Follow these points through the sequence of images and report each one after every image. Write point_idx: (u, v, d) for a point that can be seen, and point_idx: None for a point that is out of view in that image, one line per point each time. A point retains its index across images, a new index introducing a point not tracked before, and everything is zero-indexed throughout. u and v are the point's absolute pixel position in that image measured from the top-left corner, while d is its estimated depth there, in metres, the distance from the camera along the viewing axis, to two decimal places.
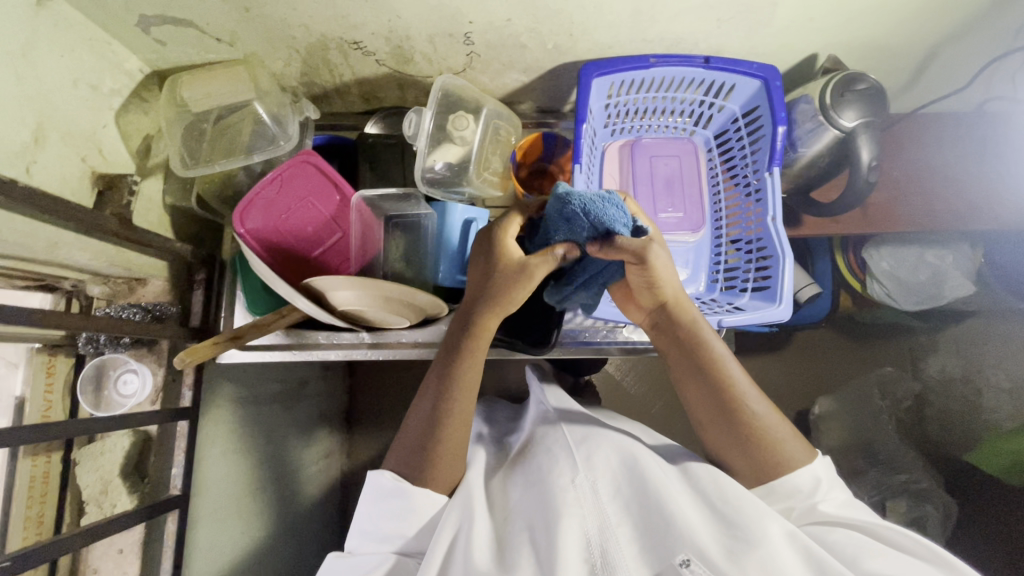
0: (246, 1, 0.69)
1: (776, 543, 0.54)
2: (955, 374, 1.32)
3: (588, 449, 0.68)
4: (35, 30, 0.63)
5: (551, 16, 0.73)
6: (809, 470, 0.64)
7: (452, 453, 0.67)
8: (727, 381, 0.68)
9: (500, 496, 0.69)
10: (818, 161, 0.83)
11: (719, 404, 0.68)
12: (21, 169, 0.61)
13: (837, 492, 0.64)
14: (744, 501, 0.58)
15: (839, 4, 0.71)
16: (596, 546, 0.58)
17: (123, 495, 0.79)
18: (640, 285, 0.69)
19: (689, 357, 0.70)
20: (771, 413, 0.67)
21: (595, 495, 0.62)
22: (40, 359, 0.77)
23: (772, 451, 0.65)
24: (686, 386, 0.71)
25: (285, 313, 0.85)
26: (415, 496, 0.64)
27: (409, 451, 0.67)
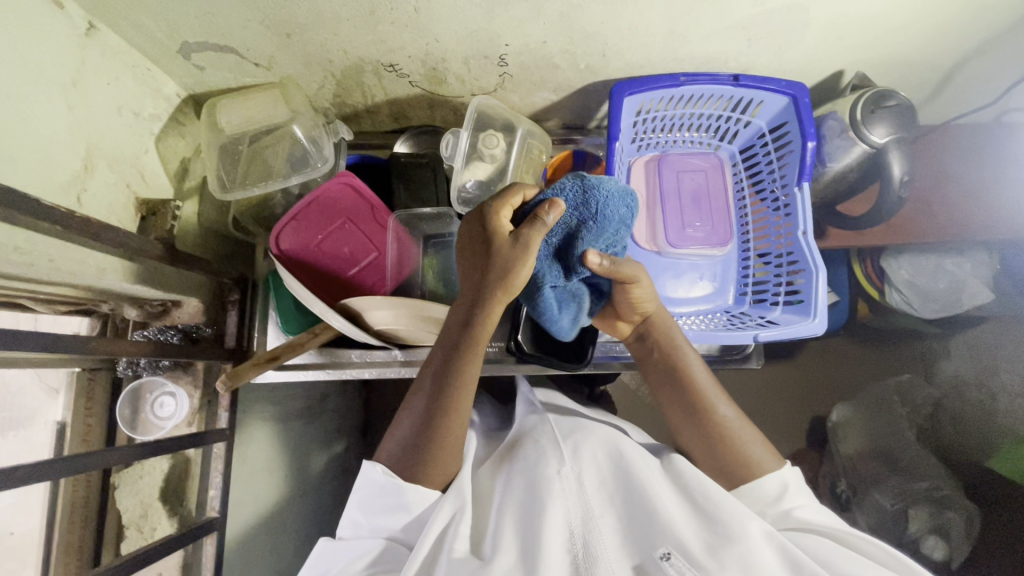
0: (288, 28, 0.70)
1: (755, 541, 0.53)
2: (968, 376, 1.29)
3: (575, 442, 0.66)
4: (84, 60, 0.64)
5: (586, 38, 0.75)
6: (777, 477, 0.62)
7: (448, 452, 0.63)
8: (692, 385, 0.68)
9: (486, 487, 0.66)
10: (847, 174, 0.85)
11: (687, 409, 0.68)
12: (73, 198, 0.62)
13: (807, 497, 0.63)
14: (726, 499, 0.57)
15: (870, 24, 0.73)
16: (580, 536, 0.55)
17: (162, 518, 0.80)
18: (623, 305, 0.69)
19: (664, 367, 0.70)
20: (742, 423, 0.67)
21: (581, 487, 0.60)
22: (81, 381, 0.79)
23: (738, 454, 0.64)
24: (660, 396, 0.71)
25: (319, 331, 0.84)
26: (409, 495, 0.60)
27: (402, 450, 0.63)
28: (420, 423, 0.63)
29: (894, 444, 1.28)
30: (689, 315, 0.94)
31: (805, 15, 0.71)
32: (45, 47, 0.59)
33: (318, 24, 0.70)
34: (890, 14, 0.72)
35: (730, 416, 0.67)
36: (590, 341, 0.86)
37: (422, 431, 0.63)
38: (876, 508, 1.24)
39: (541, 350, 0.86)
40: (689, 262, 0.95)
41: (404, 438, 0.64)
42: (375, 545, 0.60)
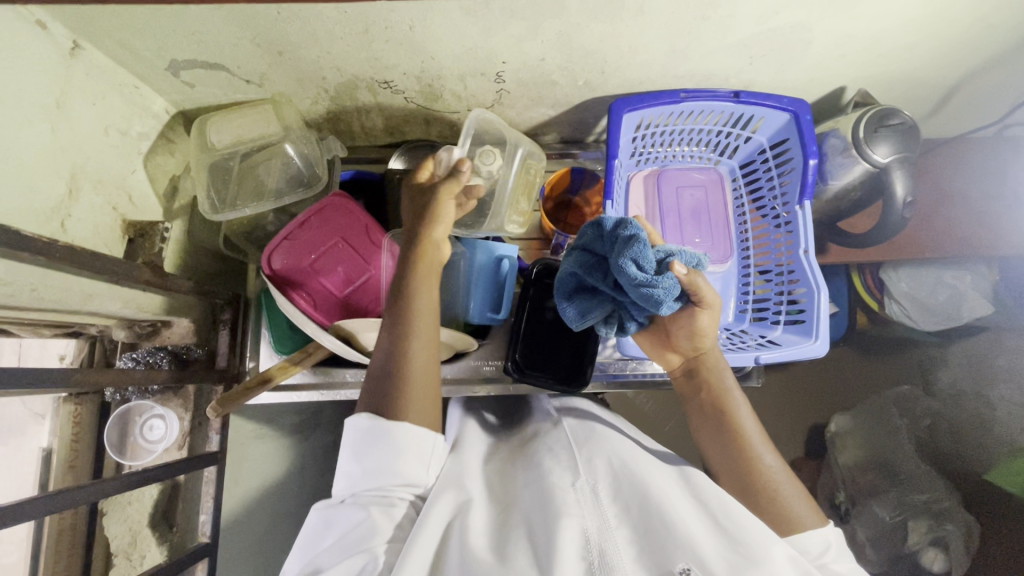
0: (280, 45, 0.68)
1: (779, 563, 0.49)
2: (965, 388, 1.27)
3: (590, 450, 0.63)
4: (67, 81, 0.63)
5: (584, 55, 0.73)
6: (820, 534, 0.59)
7: (422, 385, 0.61)
8: (738, 429, 0.66)
9: (496, 484, 0.63)
10: (849, 193, 0.84)
11: (727, 450, 0.66)
12: (56, 225, 0.61)
13: (846, 562, 0.59)
14: (747, 519, 0.54)
15: (873, 42, 0.72)
16: (595, 546, 0.51)
17: (152, 546, 0.79)
18: (681, 331, 0.70)
19: (709, 406, 0.69)
20: (787, 475, 0.64)
21: (596, 498, 0.56)
22: (67, 408, 0.77)
23: (781, 507, 0.61)
24: (702, 436, 0.69)
25: (312, 350, 0.83)
26: (396, 432, 0.57)
27: (377, 392, 0.60)
28: (385, 356, 0.62)
29: (893, 456, 1.27)
30: None
31: (807, 34, 0.70)
32: (24, 70, 0.57)
33: (310, 42, 0.68)
34: (894, 33, 0.70)
35: (775, 466, 0.64)
36: (588, 359, 0.85)
37: (393, 365, 0.61)
38: (874, 519, 1.23)
39: (536, 368, 0.85)
40: None
41: (376, 378, 0.61)
42: (359, 515, 0.54)
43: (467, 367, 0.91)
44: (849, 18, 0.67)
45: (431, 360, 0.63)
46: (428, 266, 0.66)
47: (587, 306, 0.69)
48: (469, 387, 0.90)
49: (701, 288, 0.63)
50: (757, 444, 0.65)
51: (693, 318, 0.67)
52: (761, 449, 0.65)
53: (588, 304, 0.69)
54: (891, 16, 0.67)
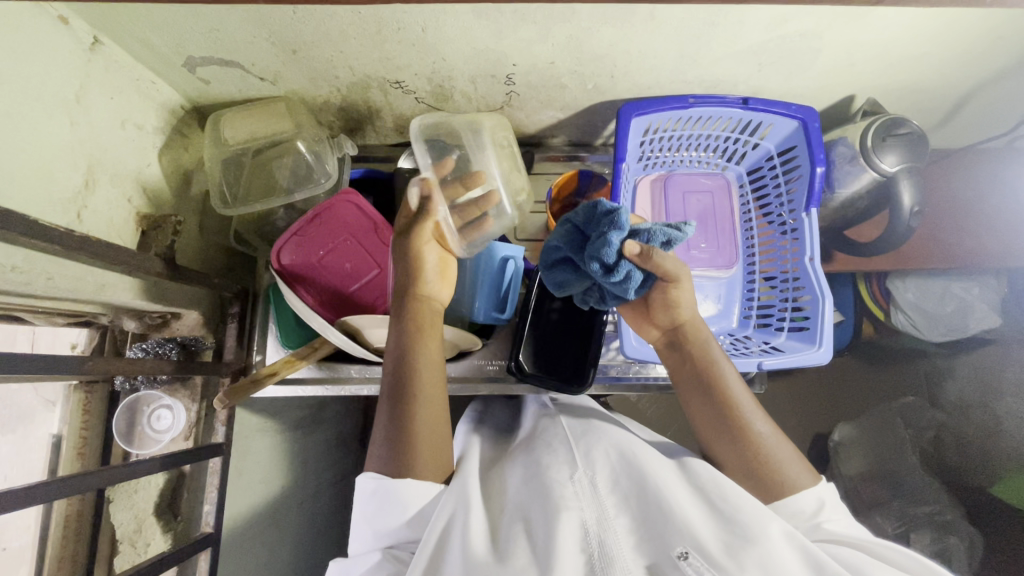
0: (294, 44, 0.70)
1: (775, 541, 0.50)
2: (972, 399, 1.28)
3: (588, 444, 0.63)
4: (87, 75, 0.64)
5: (594, 59, 0.74)
6: (813, 492, 0.61)
7: (427, 435, 0.63)
8: (727, 399, 0.66)
9: (499, 483, 0.63)
10: (856, 201, 0.84)
11: (719, 420, 0.66)
12: (73, 215, 0.62)
13: (840, 516, 0.60)
14: (744, 501, 0.54)
15: (882, 52, 0.72)
16: (595, 537, 0.52)
17: (157, 534, 0.79)
18: (658, 304, 0.69)
19: (694, 373, 0.69)
20: (776, 436, 0.65)
21: (594, 491, 0.57)
22: (78, 396, 0.78)
23: (773, 472, 0.62)
24: (690, 408, 0.69)
25: (318, 345, 0.84)
26: (400, 481, 0.58)
27: (384, 449, 0.62)
28: (388, 414, 0.64)
29: (897, 466, 1.27)
30: None
31: (817, 42, 0.70)
32: (47, 64, 0.59)
33: (324, 41, 0.69)
34: (904, 42, 0.70)
35: (763, 429, 0.65)
36: (590, 361, 0.85)
37: (397, 421, 0.63)
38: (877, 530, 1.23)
39: (540, 369, 0.86)
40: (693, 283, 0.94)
41: (381, 435, 0.63)
42: (376, 559, 0.56)
43: (472, 365, 0.91)
44: (859, 27, 0.67)
45: (436, 408, 0.65)
46: (423, 319, 0.69)
47: (564, 278, 0.71)
48: (473, 387, 0.90)
49: (661, 263, 0.64)
50: (746, 410, 0.66)
51: (669, 290, 0.67)
52: (748, 414, 0.65)
53: (566, 276, 0.71)
54: (902, 25, 0.67)
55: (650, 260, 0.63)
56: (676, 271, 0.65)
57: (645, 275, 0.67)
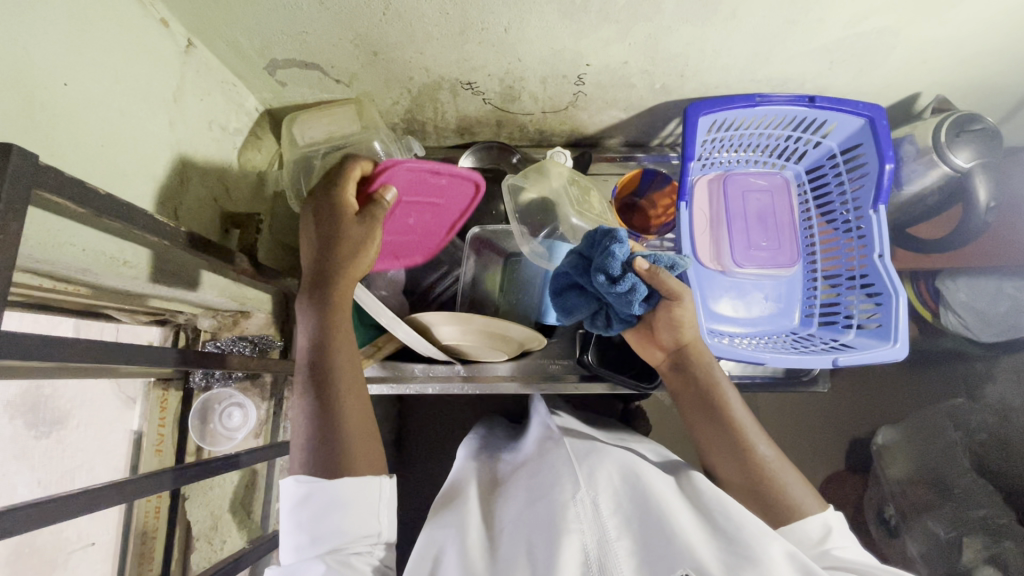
0: (376, 46, 0.71)
1: (777, 563, 0.50)
2: (1014, 403, 1.21)
3: (590, 462, 0.63)
4: (182, 76, 0.66)
5: (668, 58, 0.75)
6: (820, 519, 0.61)
7: (354, 420, 0.60)
8: (733, 422, 0.66)
9: (499, 510, 0.62)
10: (924, 199, 0.83)
11: (727, 442, 0.66)
12: (170, 212, 0.63)
13: (850, 544, 0.60)
14: (746, 521, 0.54)
15: (958, 47, 0.72)
16: (595, 560, 0.53)
17: (232, 530, 0.80)
18: (662, 325, 0.68)
19: (700, 395, 0.68)
20: (780, 458, 0.65)
21: (597, 512, 0.56)
22: (156, 392, 0.79)
23: (782, 495, 0.62)
24: (694, 428, 0.69)
25: (382, 343, 0.86)
26: (340, 484, 0.56)
27: (311, 440, 0.58)
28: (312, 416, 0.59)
29: (947, 471, 1.23)
30: (753, 335, 0.93)
31: (893, 38, 0.70)
32: (149, 66, 0.60)
33: (405, 42, 0.71)
34: (981, 38, 0.71)
35: (766, 449, 0.65)
36: None
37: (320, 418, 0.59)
38: (930, 534, 1.20)
39: (608, 368, 0.86)
40: (753, 283, 0.94)
41: (307, 427, 0.59)
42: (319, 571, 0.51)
43: (532, 364, 0.92)
44: (939, 22, 0.67)
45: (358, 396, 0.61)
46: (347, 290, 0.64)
47: (569, 302, 0.72)
48: (534, 386, 0.91)
49: (666, 281, 0.63)
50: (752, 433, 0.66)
51: (677, 312, 0.66)
52: (753, 435, 0.65)
53: (573, 302, 0.71)
54: (980, 20, 0.68)
55: (657, 278, 0.63)
56: (681, 291, 0.64)
57: (650, 292, 0.66)
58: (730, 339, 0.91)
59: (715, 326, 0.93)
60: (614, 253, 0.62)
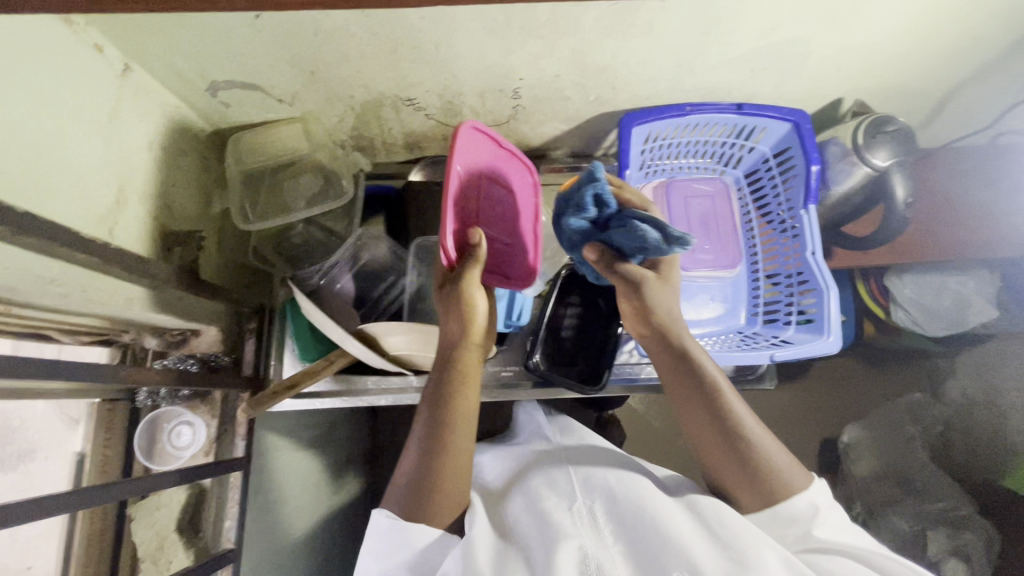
0: (313, 66, 0.73)
1: (768, 568, 0.53)
2: (976, 398, 1.27)
3: (587, 473, 0.68)
4: (119, 99, 0.67)
5: (597, 71, 0.78)
6: (807, 495, 0.59)
7: (454, 483, 0.62)
8: (724, 402, 0.62)
9: (500, 517, 0.66)
10: (852, 198, 0.87)
11: (717, 423, 0.61)
12: (105, 231, 0.64)
13: (833, 515, 0.60)
14: (741, 526, 0.57)
15: (868, 54, 0.77)
16: (593, 562, 0.56)
17: (178, 551, 0.80)
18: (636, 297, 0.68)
19: (683, 374, 0.64)
20: (767, 432, 0.62)
21: (592, 519, 0.61)
22: (100, 412, 0.78)
23: (772, 476, 0.59)
24: (680, 407, 0.64)
25: (335, 359, 0.84)
26: (415, 526, 0.60)
27: (407, 487, 0.62)
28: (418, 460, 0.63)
29: (907, 463, 1.27)
30: (703, 335, 0.94)
31: (805, 47, 0.74)
32: (84, 89, 0.62)
33: (342, 62, 0.73)
34: (887, 46, 0.75)
35: (754, 424, 0.62)
36: (607, 363, 0.87)
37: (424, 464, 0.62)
38: (895, 532, 1.19)
39: (556, 369, 0.88)
40: (700, 285, 0.96)
41: (407, 475, 0.63)
42: None
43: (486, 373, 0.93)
44: (844, 31, 0.71)
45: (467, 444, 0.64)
46: (468, 369, 0.66)
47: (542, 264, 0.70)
48: (487, 393, 0.92)
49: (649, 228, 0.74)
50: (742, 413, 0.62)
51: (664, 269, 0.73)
52: (741, 412, 0.62)
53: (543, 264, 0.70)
54: (883, 29, 0.72)
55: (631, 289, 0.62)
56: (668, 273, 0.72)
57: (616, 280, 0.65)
58: None
59: None
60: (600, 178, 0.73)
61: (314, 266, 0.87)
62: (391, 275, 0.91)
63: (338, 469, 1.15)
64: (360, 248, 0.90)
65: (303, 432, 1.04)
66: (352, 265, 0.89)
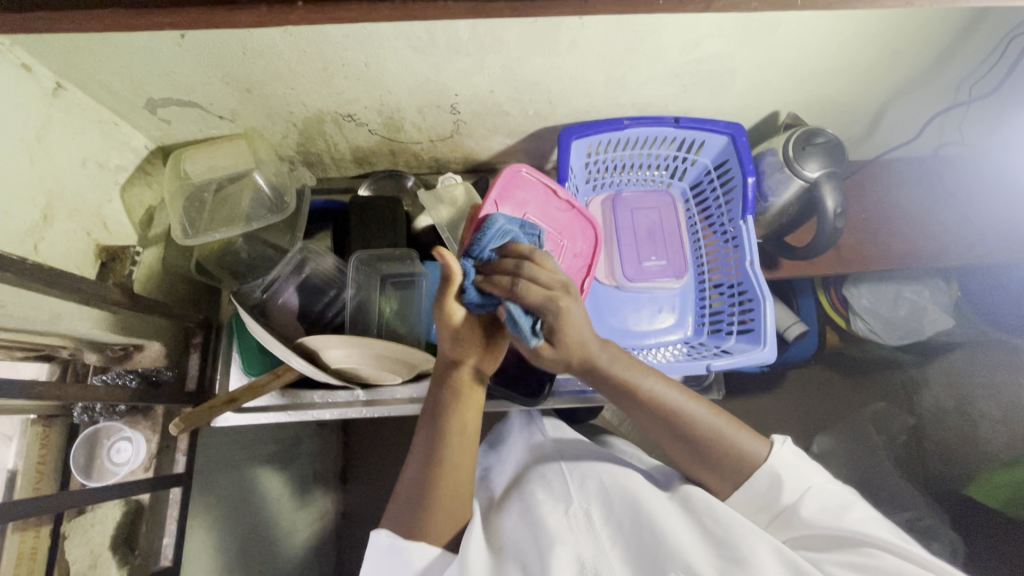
0: (247, 83, 0.75)
1: (764, 560, 0.55)
2: (947, 406, 1.26)
3: (581, 475, 0.71)
4: (49, 116, 0.68)
5: (530, 86, 0.80)
6: (768, 467, 0.63)
7: (452, 500, 0.62)
8: (673, 409, 0.64)
9: (499, 523, 0.67)
10: (788, 208, 0.89)
11: (670, 427, 0.65)
12: (30, 247, 0.65)
13: (804, 486, 0.62)
14: (734, 521, 0.59)
15: (792, 68, 0.79)
16: (591, 566, 0.58)
17: (113, 568, 0.78)
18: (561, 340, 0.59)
19: (631, 403, 0.65)
20: (722, 420, 0.65)
21: (587, 522, 0.64)
22: (34, 430, 0.75)
23: (734, 457, 0.64)
24: (635, 419, 0.67)
25: (280, 372, 0.84)
26: (414, 548, 0.58)
27: (405, 502, 0.62)
28: (417, 479, 0.62)
29: (875, 473, 1.25)
30: (653, 346, 0.94)
31: (730, 63, 0.76)
32: (13, 107, 0.63)
33: (275, 79, 0.74)
34: (810, 61, 0.77)
35: (707, 418, 0.65)
36: (550, 378, 0.87)
37: (419, 485, 0.62)
38: None
39: (500, 382, 0.87)
40: (648, 295, 0.96)
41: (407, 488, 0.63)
42: None
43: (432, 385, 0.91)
44: (765, 47, 0.73)
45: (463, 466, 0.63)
46: (465, 392, 0.64)
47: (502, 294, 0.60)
48: None
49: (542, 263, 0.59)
50: (694, 410, 0.65)
51: (561, 331, 0.57)
52: (694, 415, 0.64)
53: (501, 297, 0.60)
54: (802, 45, 0.74)
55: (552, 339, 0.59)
56: (567, 336, 0.58)
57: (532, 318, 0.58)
58: None
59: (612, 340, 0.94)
60: (489, 233, 0.61)
61: (259, 279, 0.89)
62: (334, 289, 0.91)
63: (296, 485, 1.14)
64: (303, 260, 0.90)
65: (255, 447, 1.04)
66: (296, 278, 0.90)
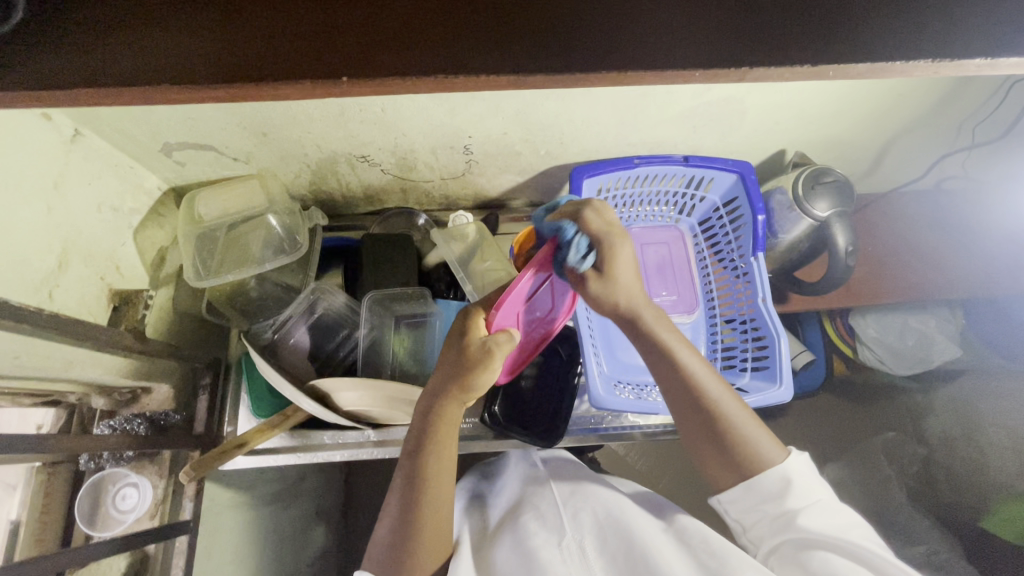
0: (264, 127, 0.76)
1: None
2: (956, 434, 1.24)
3: (575, 507, 0.69)
4: (67, 162, 0.68)
5: (543, 128, 0.81)
6: (779, 470, 0.61)
7: (436, 536, 0.61)
8: (700, 381, 0.64)
9: (488, 554, 0.65)
10: (798, 244, 0.89)
11: (691, 400, 0.65)
12: (44, 295, 0.64)
13: (808, 492, 0.60)
14: (730, 554, 0.59)
15: (800, 110, 0.80)
16: None
17: None
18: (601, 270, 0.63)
19: (661, 365, 0.66)
20: (741, 412, 0.64)
21: (582, 555, 0.63)
22: (40, 478, 0.74)
23: (743, 449, 0.62)
24: (661, 385, 0.67)
25: (291, 413, 0.83)
26: None
27: (384, 551, 0.61)
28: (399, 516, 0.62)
29: (888, 505, 1.23)
30: None
31: (740, 105, 0.78)
32: (33, 156, 0.63)
33: (292, 124, 0.75)
34: (817, 104, 0.79)
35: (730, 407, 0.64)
36: (563, 415, 0.87)
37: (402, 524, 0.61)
38: None
39: (513, 422, 0.87)
40: None
41: (386, 535, 0.62)
42: None
43: None
44: (774, 91, 0.75)
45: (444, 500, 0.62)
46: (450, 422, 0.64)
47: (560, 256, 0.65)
48: None
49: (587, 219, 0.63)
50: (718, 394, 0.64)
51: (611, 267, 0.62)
52: (717, 393, 0.64)
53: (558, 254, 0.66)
54: (810, 89, 0.75)
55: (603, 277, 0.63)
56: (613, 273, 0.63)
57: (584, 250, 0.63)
58: (637, 390, 0.90)
59: (626, 377, 0.93)
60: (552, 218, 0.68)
61: (269, 319, 0.88)
62: (346, 328, 0.91)
63: (300, 525, 1.11)
64: (315, 301, 0.89)
65: (260, 487, 1.01)
66: (307, 317, 0.89)
